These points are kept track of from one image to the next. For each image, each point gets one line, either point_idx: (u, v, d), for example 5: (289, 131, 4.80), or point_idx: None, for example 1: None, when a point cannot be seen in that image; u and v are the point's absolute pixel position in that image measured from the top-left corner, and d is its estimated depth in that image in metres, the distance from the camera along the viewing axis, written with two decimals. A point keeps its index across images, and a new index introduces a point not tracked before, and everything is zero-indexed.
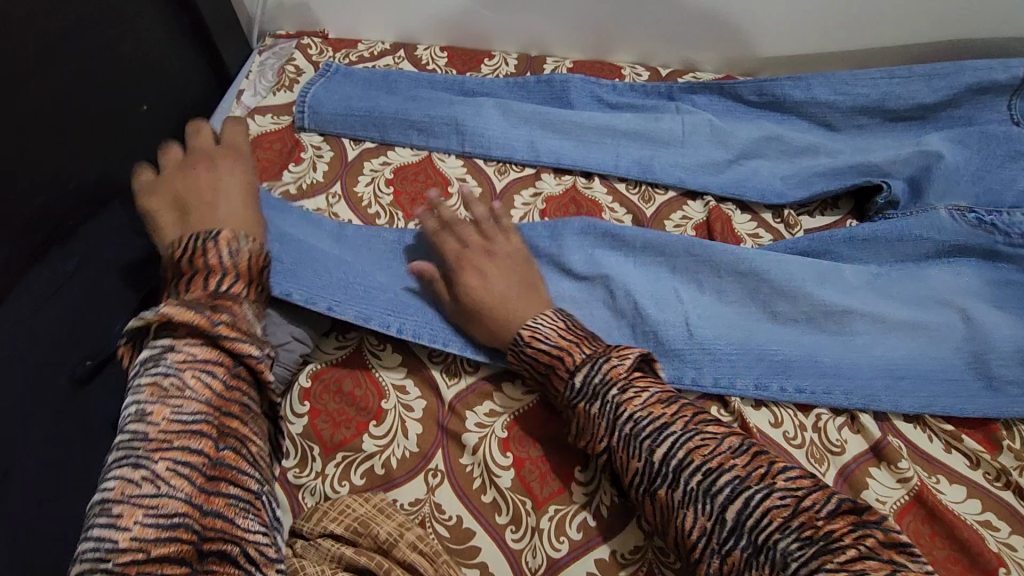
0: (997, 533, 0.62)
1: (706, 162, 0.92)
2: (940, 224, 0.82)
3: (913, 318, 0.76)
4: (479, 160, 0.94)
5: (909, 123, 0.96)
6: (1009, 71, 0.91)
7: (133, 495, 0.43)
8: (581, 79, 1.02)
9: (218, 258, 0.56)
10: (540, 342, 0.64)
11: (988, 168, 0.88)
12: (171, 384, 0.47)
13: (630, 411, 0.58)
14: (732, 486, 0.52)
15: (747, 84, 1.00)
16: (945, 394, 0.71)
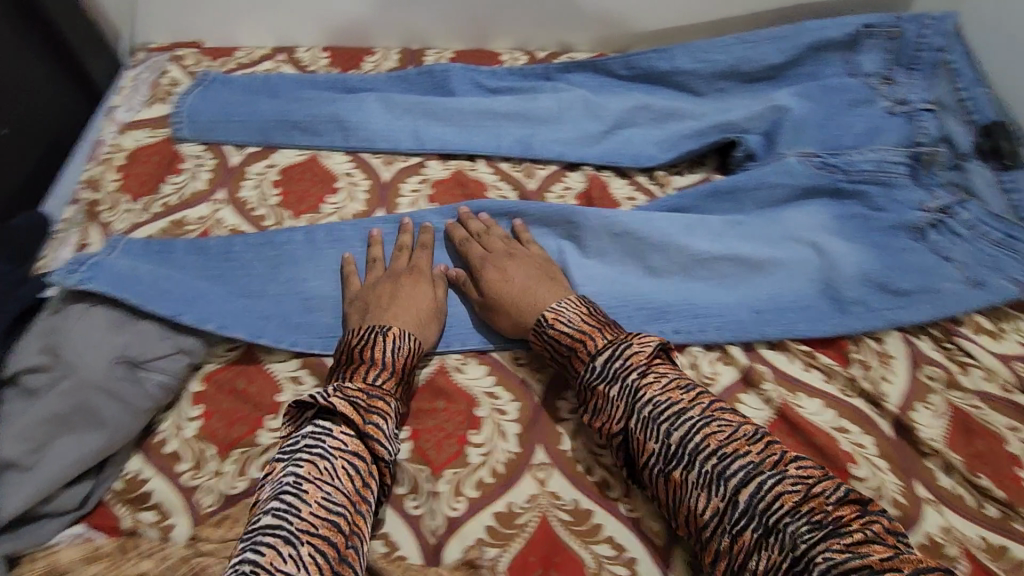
0: (850, 435, 0.70)
1: (582, 135, 0.97)
2: (792, 169, 0.90)
3: (773, 256, 0.83)
4: (365, 153, 0.96)
5: (762, 83, 1.04)
6: (841, 29, 0.99)
7: (279, 566, 0.49)
8: (461, 68, 1.05)
9: (383, 351, 0.68)
10: (563, 326, 0.70)
11: (831, 116, 0.96)
12: (325, 467, 0.57)
13: (648, 395, 0.62)
14: (744, 470, 0.56)
15: (616, 60, 1.06)
16: (803, 320, 0.78)
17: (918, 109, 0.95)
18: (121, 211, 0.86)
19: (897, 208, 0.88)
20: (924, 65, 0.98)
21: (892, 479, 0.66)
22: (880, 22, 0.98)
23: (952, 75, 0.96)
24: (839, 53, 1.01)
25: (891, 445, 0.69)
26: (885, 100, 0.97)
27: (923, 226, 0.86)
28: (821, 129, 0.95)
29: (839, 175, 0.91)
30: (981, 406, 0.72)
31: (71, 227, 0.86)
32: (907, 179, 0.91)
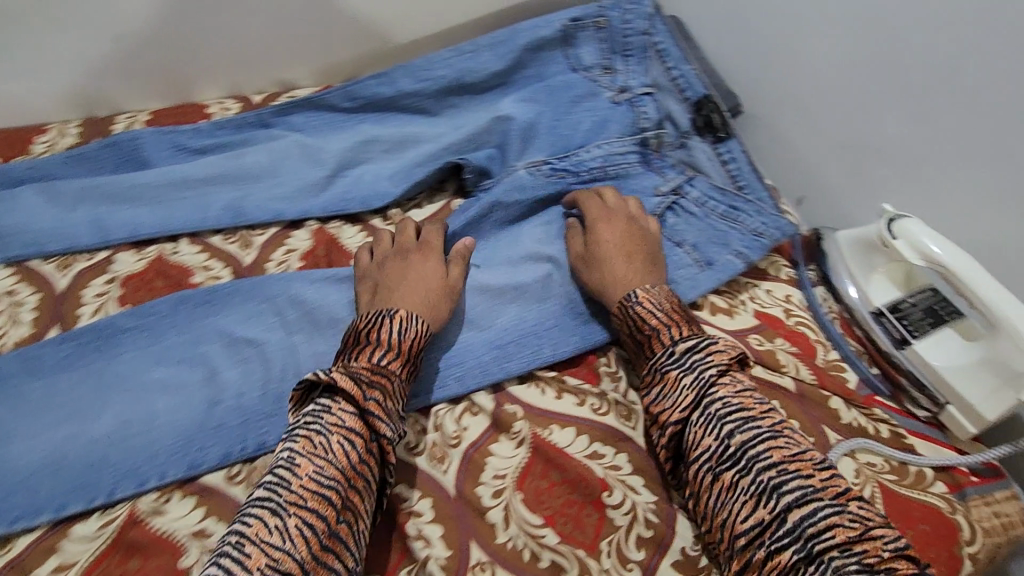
0: (603, 460, 0.66)
1: (302, 186, 0.87)
2: (522, 183, 0.86)
3: (513, 281, 0.78)
4: (34, 261, 0.78)
5: (492, 92, 0.98)
6: (551, 25, 0.95)
7: (264, 538, 0.48)
8: (154, 132, 0.90)
9: (389, 334, 0.64)
10: (653, 306, 0.68)
11: (558, 117, 0.93)
12: (319, 443, 0.55)
13: (722, 395, 0.61)
14: (803, 491, 0.53)
15: (335, 92, 0.96)
16: (549, 343, 0.74)
17: (637, 96, 0.92)
18: None
19: (633, 202, 0.85)
20: (635, 49, 0.94)
21: (646, 498, 0.64)
22: (584, 13, 0.95)
23: (662, 56, 0.95)
24: (555, 47, 0.96)
25: (644, 458, 0.67)
26: (607, 90, 0.94)
27: (658, 215, 0.84)
28: (551, 133, 0.92)
29: (571, 178, 0.88)
30: None
31: None
32: (641, 166, 0.90)
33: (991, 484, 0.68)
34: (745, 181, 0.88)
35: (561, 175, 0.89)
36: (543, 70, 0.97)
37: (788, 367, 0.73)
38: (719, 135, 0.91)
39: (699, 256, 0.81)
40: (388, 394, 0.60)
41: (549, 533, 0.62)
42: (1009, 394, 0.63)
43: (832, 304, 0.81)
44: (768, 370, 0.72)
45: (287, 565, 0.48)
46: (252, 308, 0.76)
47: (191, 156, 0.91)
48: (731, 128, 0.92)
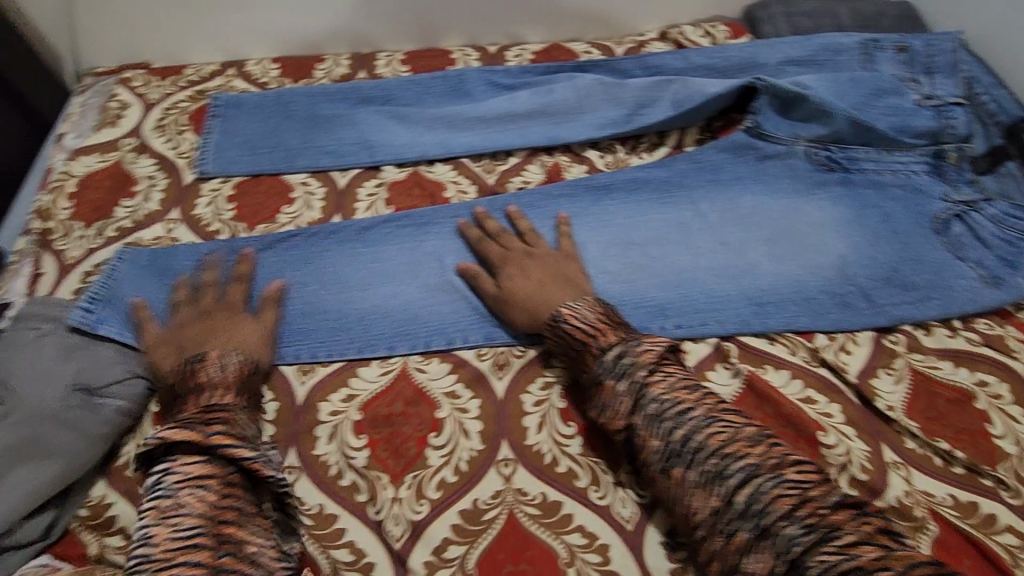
0: (817, 406, 0.71)
1: (541, 128, 0.97)
2: (793, 165, 0.92)
3: (774, 248, 0.84)
4: (331, 170, 0.93)
5: (782, 68, 1.00)
6: (852, 37, 1.01)
7: (165, 518, 0.53)
8: (439, 78, 1.05)
9: (212, 373, 0.66)
10: (578, 320, 0.68)
11: (865, 101, 0.92)
12: (171, 502, 0.54)
13: (654, 394, 0.60)
14: (676, 414, 0.59)
15: (630, 61, 1.05)
16: (806, 313, 0.78)
17: (947, 104, 0.92)
18: (73, 238, 0.85)
19: (917, 204, 0.88)
20: (942, 68, 0.95)
21: (859, 446, 0.67)
22: (884, 38, 0.99)
23: (970, 81, 0.93)
24: (851, 53, 1.00)
25: (857, 410, 0.70)
26: (913, 94, 0.93)
27: (944, 219, 0.86)
28: (856, 111, 0.91)
29: (839, 171, 0.92)
30: (941, 367, 0.73)
31: (21, 259, 0.84)
32: (929, 176, 0.91)
33: None
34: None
35: (834, 164, 0.92)
36: (833, 64, 1.00)
37: (1019, 353, 0.74)
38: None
39: (983, 271, 0.81)
40: (229, 425, 0.61)
41: None
42: None
43: None
44: (998, 354, 0.74)
45: (187, 523, 0.53)
46: (510, 228, 0.87)
47: (462, 97, 1.04)
48: None
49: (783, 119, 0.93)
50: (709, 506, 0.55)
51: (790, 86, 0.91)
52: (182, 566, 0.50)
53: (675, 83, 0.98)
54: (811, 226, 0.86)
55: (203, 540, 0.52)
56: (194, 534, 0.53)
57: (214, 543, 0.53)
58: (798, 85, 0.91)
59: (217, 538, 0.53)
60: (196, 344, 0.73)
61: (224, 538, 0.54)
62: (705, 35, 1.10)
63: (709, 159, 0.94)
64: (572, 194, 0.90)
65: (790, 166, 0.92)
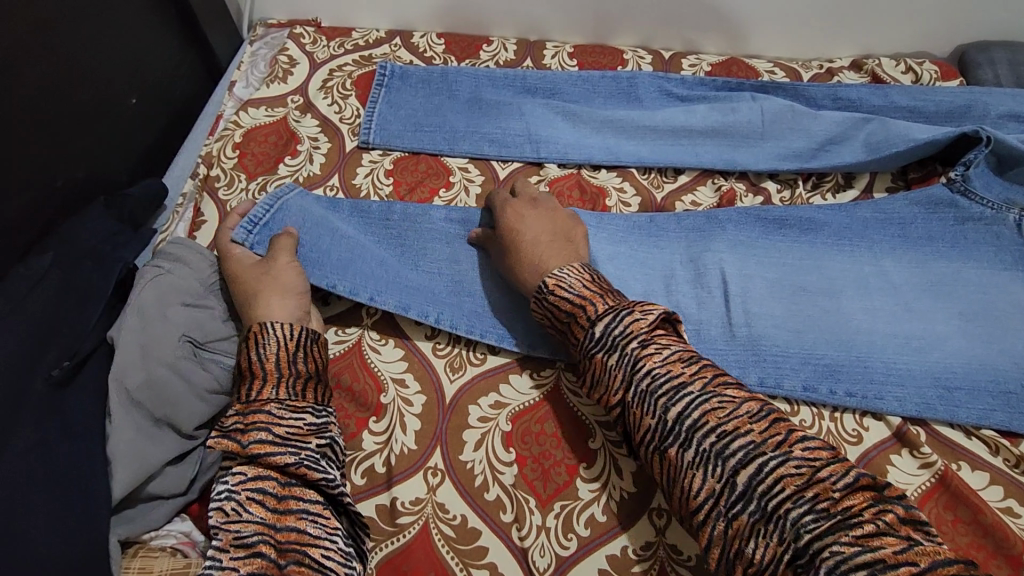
0: (1019, 519, 0.62)
1: (718, 149, 0.90)
2: (1001, 233, 0.80)
3: (977, 325, 0.74)
4: (493, 160, 0.90)
5: (1001, 122, 0.89)
6: None
7: (225, 522, 0.51)
8: (611, 77, 0.99)
9: (255, 360, 0.60)
10: (563, 292, 0.65)
11: None
12: (231, 510, 0.52)
13: (647, 367, 0.57)
14: (676, 388, 0.55)
15: (820, 89, 0.96)
16: (1009, 409, 0.68)
17: None
18: (236, 189, 0.85)
19: None
20: None
21: None
22: None
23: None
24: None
25: None
26: None
27: None
28: None
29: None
30: None
31: (186, 202, 0.85)
32: None
33: None
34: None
35: None
36: None
37: None
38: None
39: None
40: (270, 427, 0.56)
41: None
42: None
43: None
44: None
45: (250, 530, 0.51)
46: (675, 251, 0.81)
47: (633, 102, 0.98)
48: None
49: (1000, 181, 0.82)
50: (708, 487, 0.51)
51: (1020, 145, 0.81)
52: None
53: (872, 123, 0.89)
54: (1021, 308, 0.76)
55: (265, 546, 0.50)
56: (258, 534, 0.51)
57: (276, 543, 0.51)
58: None
59: (278, 536, 0.51)
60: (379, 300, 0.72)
61: (284, 537, 0.52)
62: (907, 72, 1.00)
63: (899, 211, 0.83)
64: (746, 226, 0.82)
65: (1005, 236, 0.80)
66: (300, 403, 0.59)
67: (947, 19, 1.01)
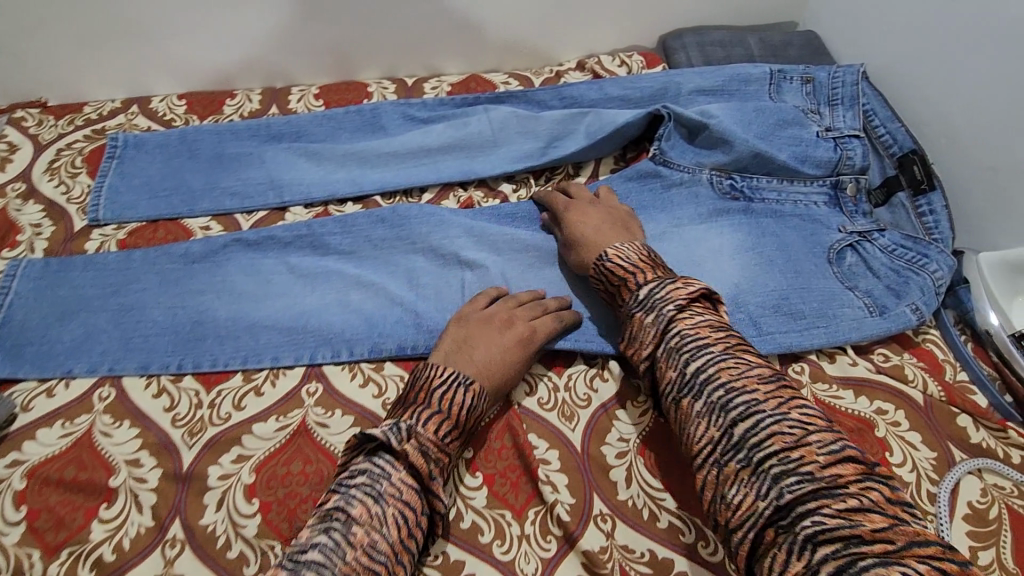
0: None
1: (455, 163, 0.96)
2: (699, 192, 0.93)
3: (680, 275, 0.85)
4: (236, 213, 0.91)
5: (693, 97, 1.02)
6: (759, 68, 1.04)
7: (364, 519, 0.54)
8: (355, 110, 1.02)
9: (461, 403, 0.64)
10: (621, 260, 0.75)
11: (768, 133, 0.96)
12: (377, 513, 0.55)
13: (678, 328, 0.66)
14: (698, 347, 0.64)
15: (546, 92, 1.06)
16: None
17: (845, 136, 0.96)
18: None
19: (819, 229, 0.90)
20: (844, 100, 0.99)
21: None
22: (790, 69, 1.03)
23: (867, 114, 0.98)
24: (758, 84, 1.03)
25: None
26: (815, 126, 0.98)
27: (839, 249, 0.87)
28: (759, 139, 0.95)
29: (742, 200, 0.93)
30: (843, 396, 0.74)
31: None
32: (828, 207, 0.94)
33: None
34: (940, 231, 0.87)
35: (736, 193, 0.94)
36: (742, 93, 1.02)
37: (916, 380, 0.75)
38: (920, 188, 0.91)
39: (870, 300, 0.81)
40: (436, 464, 0.61)
41: (669, 497, 0.66)
42: None
43: (963, 328, 0.82)
44: (895, 381, 0.75)
45: (382, 545, 0.54)
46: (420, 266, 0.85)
47: (379, 130, 1.02)
48: (936, 180, 0.90)
49: (689, 147, 0.95)
50: (708, 433, 0.59)
51: (696, 117, 0.93)
52: None
53: (588, 117, 0.99)
54: (717, 253, 0.87)
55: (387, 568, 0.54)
56: (385, 554, 0.54)
57: (394, 565, 0.54)
58: (702, 114, 0.94)
59: (396, 562, 0.55)
60: (136, 367, 0.74)
61: (399, 560, 0.55)
62: (621, 65, 1.11)
63: (615, 189, 0.95)
64: (482, 228, 0.87)
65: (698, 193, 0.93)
66: (445, 454, 0.62)
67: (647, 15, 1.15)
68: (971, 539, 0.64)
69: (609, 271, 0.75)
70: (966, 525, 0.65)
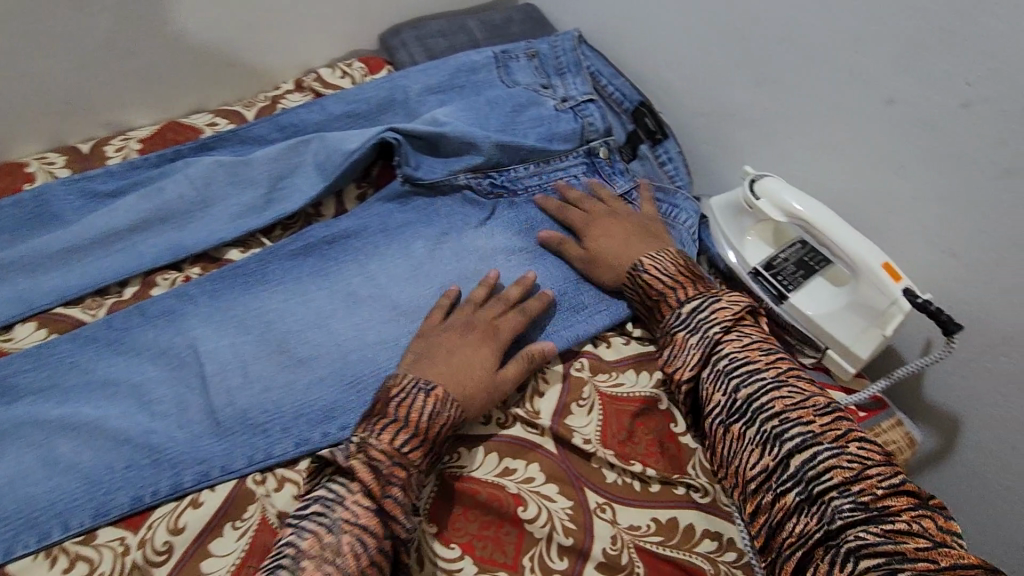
0: (515, 475, 0.64)
1: (160, 240, 0.80)
2: (457, 205, 0.88)
3: (443, 297, 0.81)
4: None
5: (423, 99, 0.95)
6: (482, 52, 0.98)
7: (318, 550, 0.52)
8: (12, 200, 0.79)
9: (416, 415, 0.60)
10: (657, 271, 0.72)
11: (507, 124, 0.92)
12: (329, 543, 0.53)
13: (728, 352, 0.63)
14: (750, 374, 0.61)
15: (261, 124, 0.91)
16: None
17: (581, 102, 0.94)
18: None
19: None
20: (569, 66, 0.97)
21: (562, 504, 0.63)
22: (512, 47, 1.00)
23: (594, 75, 0.97)
24: (486, 70, 0.98)
25: (555, 462, 0.65)
26: (550, 100, 0.95)
27: None
28: (501, 133, 0.90)
29: (507, 196, 0.90)
30: (624, 381, 0.72)
31: None
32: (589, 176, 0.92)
33: (878, 416, 0.72)
34: (679, 177, 0.90)
35: (500, 190, 0.90)
36: (472, 84, 0.97)
37: None
38: (655, 137, 0.93)
39: None
40: (399, 482, 0.57)
41: (467, 563, 0.60)
42: (876, 330, 0.68)
43: (715, 273, 0.83)
44: None
45: None
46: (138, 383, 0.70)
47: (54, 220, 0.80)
48: (666, 128, 0.93)
49: (435, 160, 0.88)
50: (760, 462, 0.57)
51: (424, 127, 0.86)
52: None
53: (313, 144, 0.86)
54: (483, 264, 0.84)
55: None
56: None
57: None
58: (433, 123, 0.87)
59: None
60: None
61: None
62: (343, 76, 1.00)
63: (358, 219, 0.86)
64: (223, 309, 0.77)
65: (444, 206, 0.88)
66: (414, 460, 0.59)
67: (356, 15, 1.04)
68: None
69: (647, 284, 0.72)
70: None
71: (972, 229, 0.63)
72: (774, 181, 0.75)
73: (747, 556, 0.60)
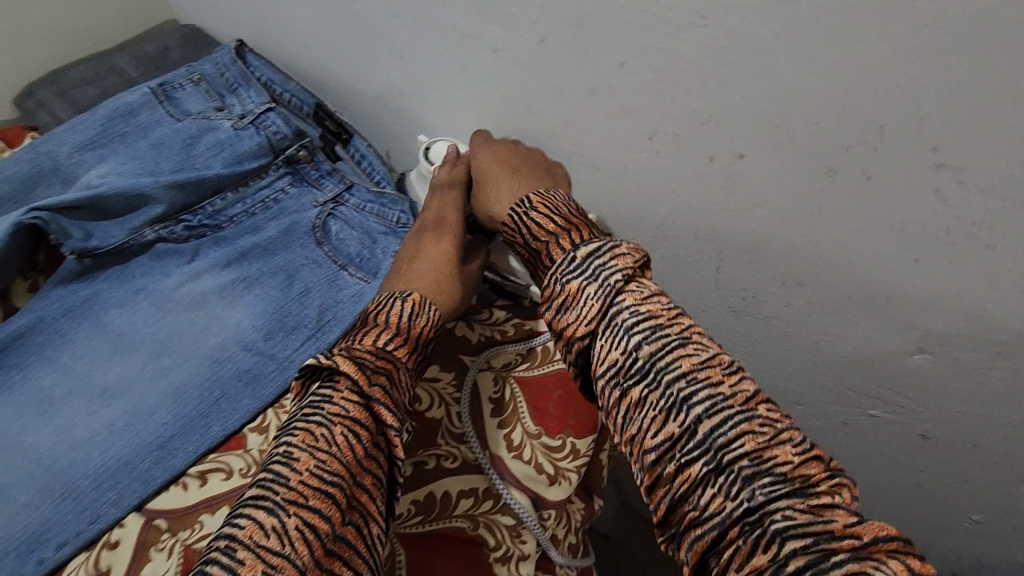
0: None
1: None
2: (152, 261, 0.79)
3: (154, 360, 0.72)
4: None
5: (77, 159, 0.84)
6: (136, 91, 0.89)
7: (311, 444, 0.49)
8: None
9: (399, 317, 0.61)
10: (548, 209, 0.61)
11: (180, 161, 0.83)
12: (321, 436, 0.49)
13: (581, 257, 0.53)
14: (613, 274, 0.51)
15: None
16: (215, 418, 0.68)
17: (259, 115, 0.87)
18: None
19: (289, 219, 0.84)
20: (237, 79, 0.90)
21: None
22: (172, 76, 0.91)
23: (267, 85, 0.91)
24: (148, 108, 0.88)
25: None
26: (226, 121, 0.88)
27: (321, 223, 0.84)
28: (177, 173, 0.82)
29: (210, 233, 0.83)
30: None
31: None
32: (297, 186, 0.88)
33: None
34: (378, 173, 0.89)
35: (199, 230, 0.82)
36: (134, 127, 0.86)
37: None
38: (343, 137, 0.91)
39: (362, 271, 0.80)
40: (393, 380, 0.56)
41: None
42: None
43: None
44: None
45: (333, 467, 0.48)
46: None
47: None
48: (349, 126, 0.91)
49: (108, 222, 0.79)
50: (609, 358, 0.49)
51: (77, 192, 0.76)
52: (314, 514, 0.45)
53: None
54: (195, 310, 0.75)
55: (339, 485, 0.47)
56: (337, 475, 0.48)
57: (347, 488, 0.48)
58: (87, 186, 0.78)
59: (353, 484, 0.49)
60: None
61: (360, 481, 0.49)
62: None
63: (31, 310, 0.74)
64: None
65: (139, 266, 0.79)
66: (401, 359, 0.59)
67: None
68: (503, 430, 0.69)
69: (534, 229, 0.60)
70: (495, 420, 0.70)
71: (604, 149, 0.70)
72: (451, 143, 0.80)
73: (501, 501, 0.66)
